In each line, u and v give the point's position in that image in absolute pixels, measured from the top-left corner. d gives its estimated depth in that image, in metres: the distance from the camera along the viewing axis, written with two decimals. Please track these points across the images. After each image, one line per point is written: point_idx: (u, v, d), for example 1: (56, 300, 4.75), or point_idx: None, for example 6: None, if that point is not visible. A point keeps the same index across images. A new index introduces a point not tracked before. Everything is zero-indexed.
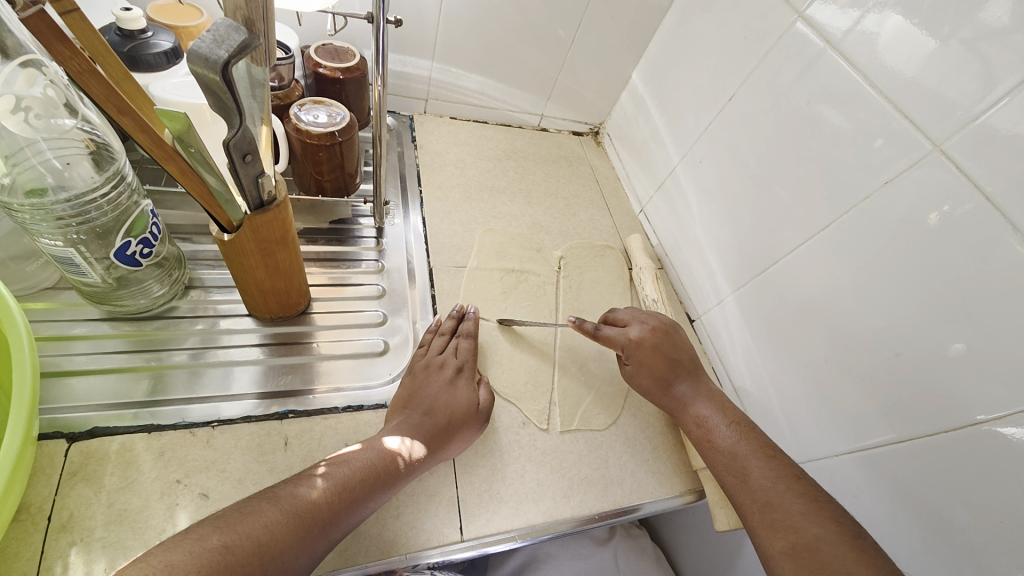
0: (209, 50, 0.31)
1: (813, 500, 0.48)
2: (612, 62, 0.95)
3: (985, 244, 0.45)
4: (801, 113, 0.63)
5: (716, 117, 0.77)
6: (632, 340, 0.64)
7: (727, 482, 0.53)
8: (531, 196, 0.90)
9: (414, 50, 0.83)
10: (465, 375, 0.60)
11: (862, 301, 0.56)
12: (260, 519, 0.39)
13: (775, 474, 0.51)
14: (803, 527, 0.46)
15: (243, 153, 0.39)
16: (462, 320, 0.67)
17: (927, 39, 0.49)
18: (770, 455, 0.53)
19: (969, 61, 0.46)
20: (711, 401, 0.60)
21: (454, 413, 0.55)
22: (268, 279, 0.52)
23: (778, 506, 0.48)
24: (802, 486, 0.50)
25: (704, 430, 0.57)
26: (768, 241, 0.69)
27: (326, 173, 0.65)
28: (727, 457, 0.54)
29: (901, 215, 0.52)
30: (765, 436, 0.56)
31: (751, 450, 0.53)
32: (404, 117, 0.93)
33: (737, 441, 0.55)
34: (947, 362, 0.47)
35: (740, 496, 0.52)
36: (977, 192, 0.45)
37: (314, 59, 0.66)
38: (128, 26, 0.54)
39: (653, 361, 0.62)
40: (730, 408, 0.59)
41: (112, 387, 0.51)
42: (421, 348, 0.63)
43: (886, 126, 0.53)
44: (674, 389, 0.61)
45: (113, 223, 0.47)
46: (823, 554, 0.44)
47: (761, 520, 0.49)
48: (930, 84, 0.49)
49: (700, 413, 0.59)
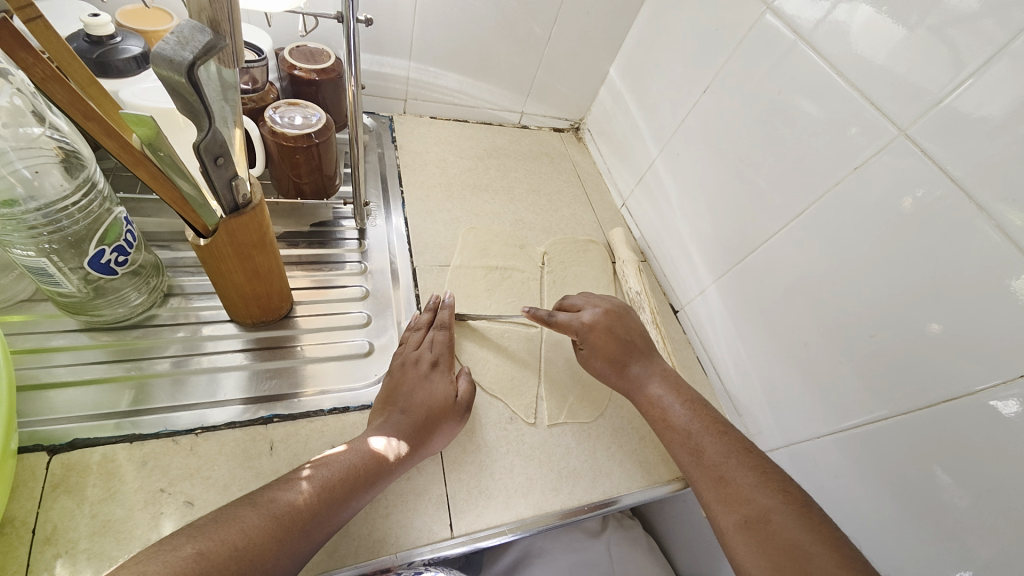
0: (174, 52, 0.32)
1: (761, 471, 0.50)
2: (591, 57, 0.96)
3: (955, 226, 0.46)
4: (775, 103, 0.64)
5: (692, 110, 0.78)
6: (585, 323, 0.65)
7: (681, 459, 0.54)
8: (513, 193, 0.90)
9: (391, 49, 0.83)
10: (441, 368, 0.60)
11: (837, 286, 0.58)
12: (239, 525, 0.39)
13: (727, 449, 0.52)
14: (755, 500, 0.47)
15: (215, 156, 0.38)
16: (438, 311, 0.67)
17: (895, 29, 0.51)
18: (721, 433, 0.54)
19: (937, 49, 0.47)
20: (664, 380, 0.61)
21: (432, 408, 0.55)
22: (248, 283, 0.51)
23: (731, 481, 0.50)
24: (752, 461, 0.51)
25: (659, 409, 0.58)
26: (746, 230, 0.70)
27: (304, 176, 0.64)
28: (682, 434, 0.55)
29: (876, 200, 0.53)
30: (716, 412, 0.57)
31: (704, 429, 0.55)
32: (383, 118, 0.93)
33: (691, 419, 0.56)
34: (925, 342, 0.49)
35: (694, 473, 0.53)
36: (948, 177, 0.47)
37: (289, 62, 0.66)
38: (95, 32, 0.52)
39: (606, 343, 0.63)
40: (685, 390, 0.59)
41: (93, 399, 0.50)
42: (400, 344, 0.63)
43: (858, 114, 0.54)
44: (628, 371, 0.62)
45: (86, 231, 0.46)
46: (775, 523, 0.45)
47: (716, 496, 0.50)
48: (899, 72, 0.50)
49: (654, 394, 0.59)
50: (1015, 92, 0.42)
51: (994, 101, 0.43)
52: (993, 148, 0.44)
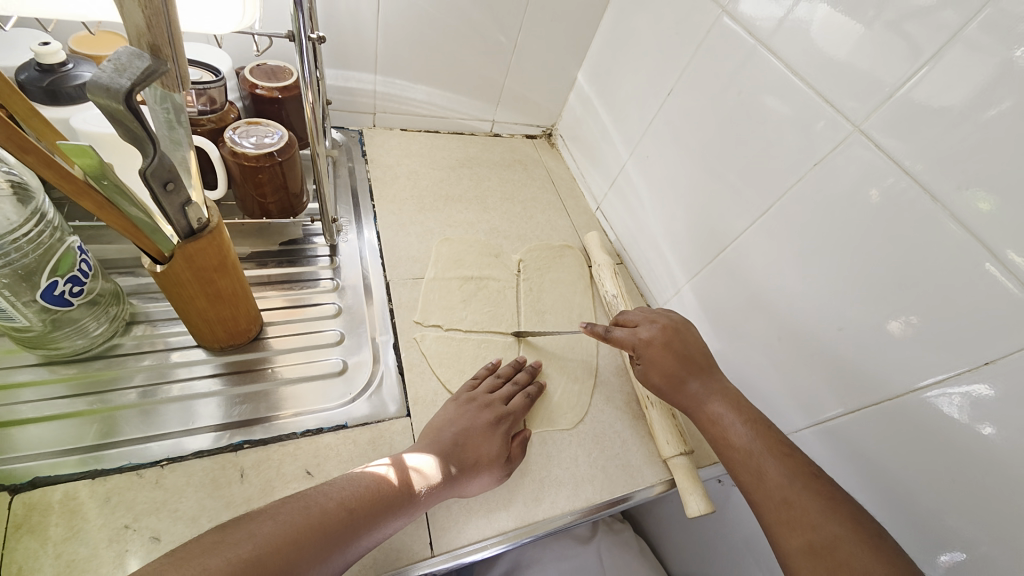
0: (110, 80, 0.31)
1: (829, 497, 0.46)
2: (558, 64, 0.96)
3: (915, 216, 0.47)
4: (739, 103, 0.65)
5: (659, 113, 0.79)
6: (642, 339, 0.62)
7: (741, 478, 0.51)
8: (487, 201, 0.90)
9: (356, 63, 0.82)
10: (502, 427, 0.58)
11: (807, 281, 0.58)
12: (229, 555, 0.37)
13: (789, 471, 0.49)
14: (824, 526, 0.45)
15: (164, 181, 0.38)
16: (519, 371, 0.66)
17: (854, 26, 0.51)
18: (786, 453, 0.50)
19: (895, 43, 0.48)
20: (726, 398, 0.57)
21: (481, 455, 0.54)
22: (212, 308, 0.50)
23: (795, 505, 0.47)
24: (818, 484, 0.48)
25: (718, 428, 0.55)
26: (718, 230, 0.71)
27: (270, 195, 0.63)
28: (742, 454, 0.52)
29: (845, 191, 0.54)
30: (782, 433, 0.53)
31: (763, 448, 0.51)
32: (352, 133, 0.92)
33: (752, 439, 0.52)
34: (892, 331, 0.50)
35: (755, 495, 0.50)
36: (905, 172, 0.48)
37: (250, 81, 0.65)
38: (47, 61, 0.51)
39: (663, 359, 0.60)
40: (740, 405, 0.56)
41: (54, 434, 0.49)
42: (473, 381, 0.64)
43: (819, 112, 0.55)
44: (686, 387, 0.58)
45: (37, 263, 0.45)
46: (844, 554, 0.43)
47: (777, 519, 0.47)
48: (862, 67, 0.51)
49: (715, 411, 0.56)
50: (971, 84, 0.43)
51: (960, 92, 0.44)
52: (952, 139, 0.44)
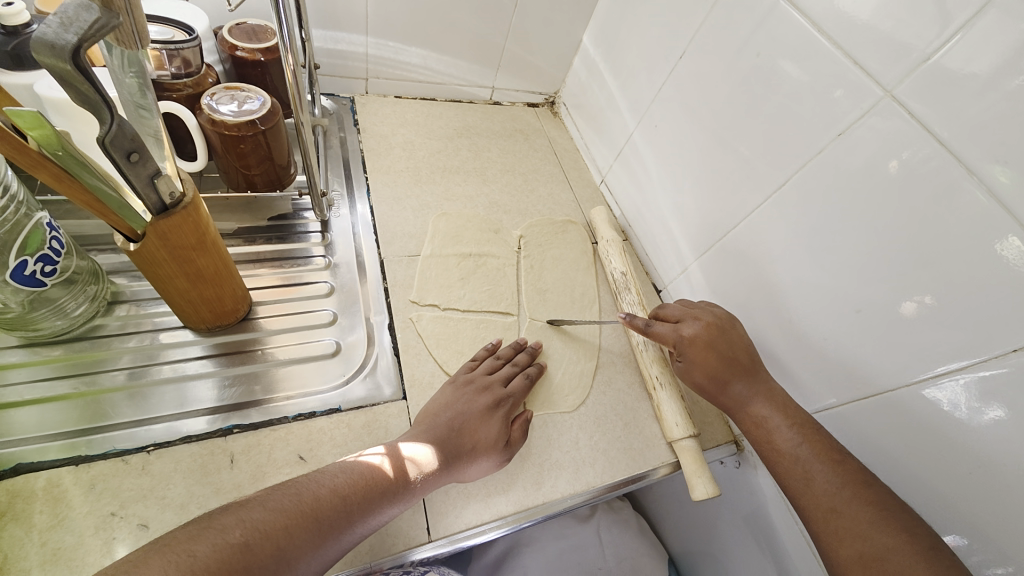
0: (56, 36, 0.28)
1: (879, 506, 0.43)
2: (562, 24, 0.90)
3: (942, 190, 0.43)
4: (755, 67, 0.60)
5: (668, 78, 0.74)
6: (684, 337, 0.59)
7: (788, 484, 0.50)
8: (486, 174, 0.86)
9: (345, 24, 0.77)
10: (501, 412, 0.56)
11: (822, 260, 0.55)
12: (213, 540, 0.35)
13: (841, 479, 0.46)
14: (873, 536, 0.42)
15: (127, 151, 0.34)
16: (521, 352, 0.64)
17: None
18: (835, 459, 0.47)
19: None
20: (772, 400, 0.54)
21: (478, 439, 0.53)
22: (193, 288, 0.47)
23: (842, 514, 0.44)
24: (871, 493, 0.45)
25: (763, 432, 0.52)
26: (728, 205, 0.67)
27: (254, 167, 0.59)
28: (789, 460, 0.50)
29: (862, 164, 0.50)
30: (834, 437, 0.50)
31: (812, 453, 0.49)
32: (344, 100, 0.87)
33: (800, 444, 0.50)
34: (910, 308, 0.46)
35: (802, 502, 0.48)
36: (933, 138, 0.44)
37: (229, 42, 0.60)
38: (10, 22, 0.47)
39: (706, 360, 0.57)
40: (792, 408, 0.53)
41: (38, 418, 0.47)
42: (472, 363, 0.62)
43: (842, 75, 0.51)
44: (731, 389, 0.56)
45: (4, 242, 0.42)
46: (894, 564, 0.40)
47: (824, 528, 0.45)
48: (885, 28, 0.46)
49: (760, 414, 0.53)
50: (998, 48, 0.39)
51: (983, 55, 0.40)
52: (982, 106, 0.40)
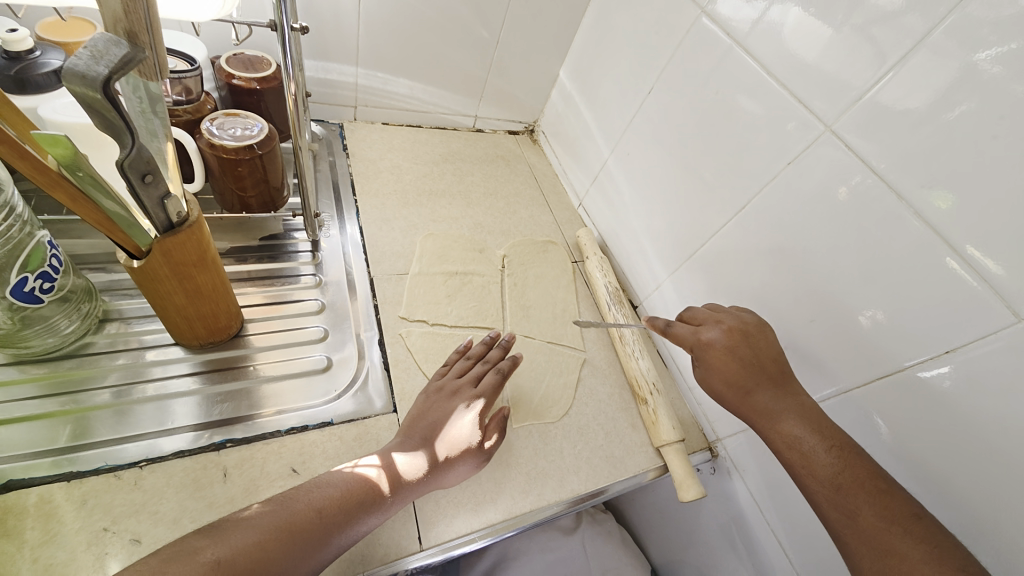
0: (87, 67, 0.30)
1: (935, 546, 0.39)
2: (542, 59, 0.96)
3: (887, 212, 0.49)
4: (717, 102, 0.67)
5: (640, 110, 0.80)
6: (703, 342, 0.57)
7: (830, 515, 0.45)
8: (470, 197, 0.90)
9: (337, 56, 0.81)
10: (471, 408, 0.58)
11: (782, 275, 0.60)
12: (197, 558, 0.37)
13: (889, 515, 0.42)
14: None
15: (142, 173, 0.36)
16: (492, 347, 0.67)
17: (823, 29, 0.53)
18: (881, 491, 0.43)
19: (860, 46, 0.50)
20: (803, 414, 0.49)
21: (451, 440, 0.55)
22: (191, 304, 0.49)
23: (897, 555, 0.40)
24: (921, 529, 0.40)
25: (798, 454, 0.47)
26: (697, 226, 0.72)
27: (249, 189, 0.62)
28: (828, 489, 0.45)
29: (814, 189, 0.56)
30: (875, 462, 0.46)
31: (857, 483, 0.44)
32: (333, 126, 0.90)
33: (841, 472, 0.45)
34: (861, 315, 0.52)
35: (846, 538, 0.43)
36: (872, 171, 0.50)
37: (226, 71, 0.63)
38: (14, 48, 0.48)
39: (725, 367, 0.54)
40: (828, 428, 0.48)
41: (26, 436, 0.47)
42: (444, 367, 0.64)
43: (790, 111, 0.57)
44: (755, 399, 0.52)
45: (5, 259, 0.43)
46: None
47: (875, 569, 0.41)
48: (829, 70, 0.53)
49: (790, 431, 0.49)
50: (932, 87, 0.45)
51: (917, 94, 0.46)
52: (920, 138, 0.46)
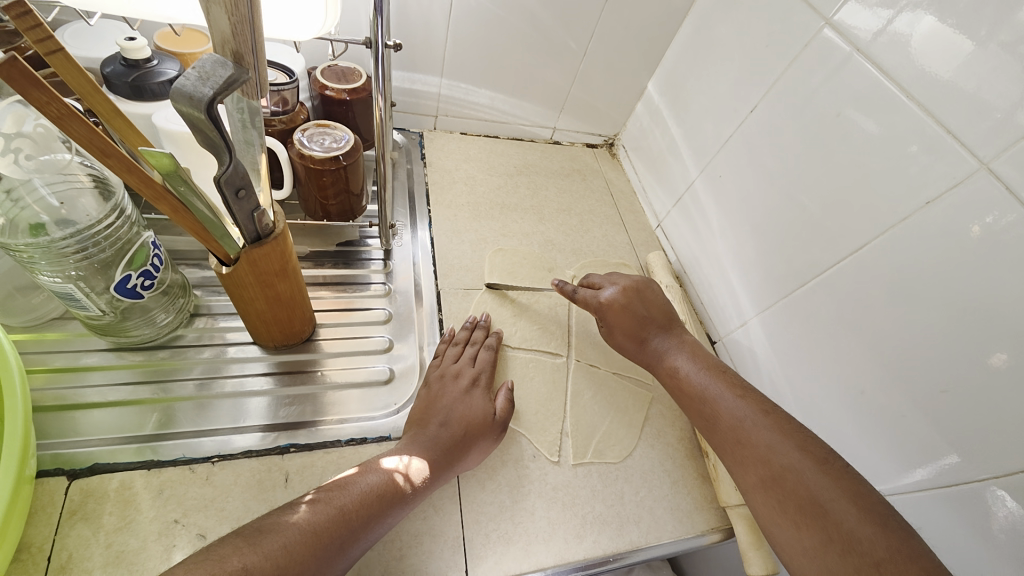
0: (194, 88, 0.31)
1: (780, 430, 0.50)
2: (628, 71, 0.92)
3: None
4: (829, 124, 0.59)
5: (737, 130, 0.73)
6: (603, 301, 0.66)
7: (704, 423, 0.55)
8: (543, 213, 0.87)
9: (424, 66, 0.82)
10: (481, 385, 0.60)
11: (900, 329, 0.52)
12: (243, 560, 0.36)
13: (744, 410, 0.52)
14: (773, 460, 0.48)
15: (236, 188, 0.37)
16: (475, 330, 0.67)
17: (961, 43, 0.46)
18: (740, 393, 0.54)
19: (1010, 64, 0.43)
20: (684, 349, 0.62)
21: (470, 423, 0.55)
22: (270, 310, 0.50)
23: (748, 442, 0.50)
24: (771, 418, 0.51)
25: (676, 378, 0.59)
26: (795, 262, 0.64)
27: (331, 198, 0.63)
28: (700, 400, 0.56)
29: (938, 226, 0.48)
30: (737, 376, 0.58)
31: (721, 390, 0.55)
32: (413, 134, 0.92)
33: (708, 382, 0.57)
34: (1007, 390, 0.43)
35: (715, 439, 0.54)
36: (1021, 204, 0.42)
37: (320, 82, 0.65)
38: (132, 56, 0.50)
39: (621, 320, 0.65)
40: (701, 354, 0.61)
41: (118, 421, 0.50)
42: (435, 359, 0.62)
43: (918, 130, 0.49)
44: (649, 344, 0.63)
45: (113, 257, 0.46)
46: (794, 481, 0.46)
47: (734, 458, 0.51)
48: (968, 88, 0.46)
49: (673, 363, 0.60)
50: None
51: None
52: None
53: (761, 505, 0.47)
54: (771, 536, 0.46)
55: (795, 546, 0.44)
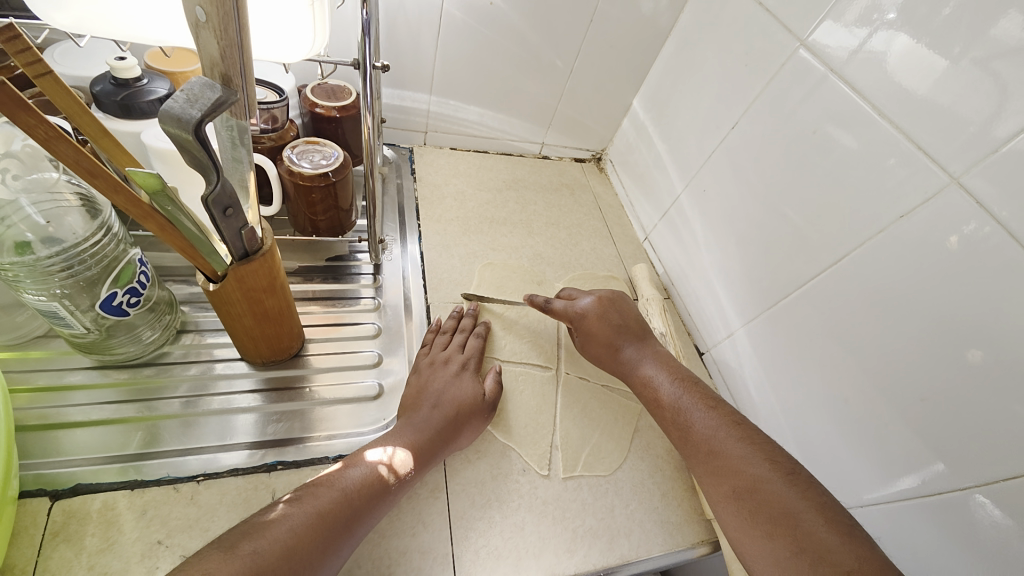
0: (182, 110, 0.31)
1: (750, 441, 0.51)
2: (614, 88, 0.94)
3: (1009, 267, 0.42)
4: (808, 139, 0.61)
5: (721, 146, 0.75)
6: (579, 312, 0.67)
7: (675, 435, 0.56)
8: (532, 226, 0.88)
9: (414, 84, 0.83)
10: (470, 370, 0.61)
11: (881, 338, 0.53)
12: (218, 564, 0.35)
13: (715, 422, 0.53)
14: (743, 470, 0.48)
15: (224, 207, 0.38)
16: (462, 319, 0.69)
17: (937, 59, 0.48)
18: (711, 406, 0.55)
19: (981, 81, 0.45)
20: (657, 360, 0.63)
21: (461, 405, 0.57)
22: (257, 326, 0.50)
23: (720, 453, 0.51)
24: (742, 430, 0.52)
25: (650, 389, 0.60)
26: (778, 274, 0.66)
27: (320, 213, 0.64)
28: (672, 412, 0.57)
29: (916, 237, 0.49)
30: (707, 388, 0.59)
31: (693, 403, 0.56)
32: (403, 150, 0.93)
33: (680, 395, 0.58)
34: (985, 398, 0.44)
35: (687, 451, 0.54)
36: (992, 217, 0.44)
37: (310, 99, 0.66)
38: (122, 75, 0.51)
39: (598, 330, 0.66)
40: (674, 366, 0.62)
41: (103, 440, 0.50)
42: (425, 347, 0.63)
43: (894, 145, 0.51)
44: (622, 353, 0.64)
45: (99, 274, 0.46)
46: (764, 491, 0.46)
47: (707, 469, 0.51)
48: (941, 102, 0.48)
49: (647, 373, 0.62)
50: None
51: None
52: None
53: (731, 516, 0.48)
54: (742, 547, 0.46)
55: (766, 555, 0.44)
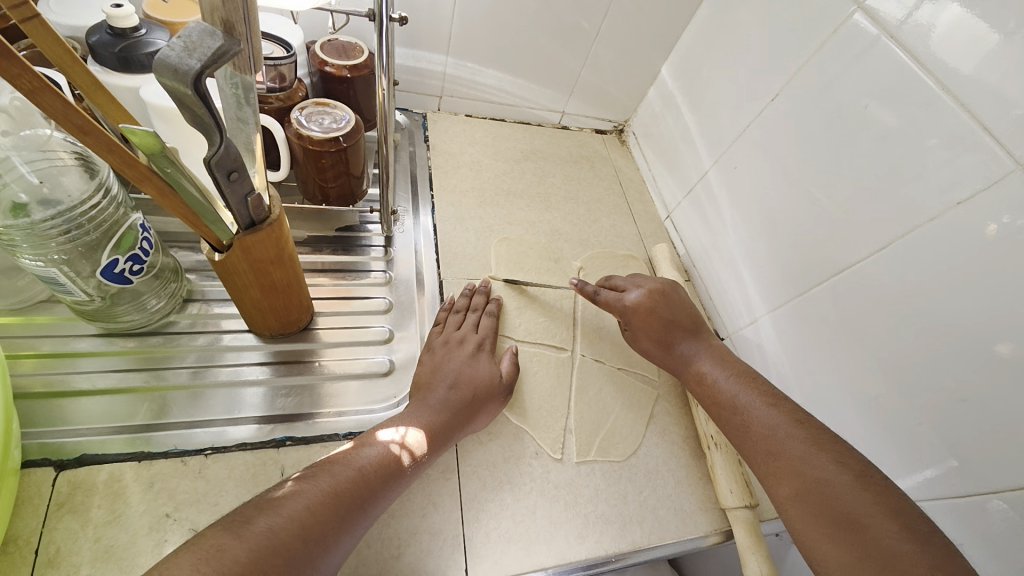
0: (180, 60, 0.28)
1: (814, 442, 0.48)
2: (641, 54, 0.88)
3: None
4: (849, 114, 0.56)
5: (756, 120, 0.70)
6: (628, 305, 0.64)
7: (733, 432, 0.54)
8: (550, 201, 0.84)
9: (429, 44, 0.78)
10: (486, 350, 0.60)
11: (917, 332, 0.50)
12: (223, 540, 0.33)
13: (775, 420, 0.51)
14: (806, 471, 0.46)
15: (228, 171, 0.35)
16: (474, 296, 0.66)
17: (988, 34, 0.44)
18: (772, 403, 0.53)
19: None
20: (712, 356, 0.61)
21: (478, 387, 0.55)
22: (265, 298, 0.48)
23: (780, 453, 0.49)
24: (804, 429, 0.50)
25: (707, 386, 0.58)
26: (810, 259, 0.62)
27: (330, 180, 0.61)
28: (728, 408, 0.55)
29: (960, 224, 0.46)
30: (768, 383, 0.57)
31: (751, 399, 0.54)
32: (417, 115, 0.88)
33: (738, 391, 0.56)
34: None
35: (745, 448, 0.52)
36: None
37: (319, 56, 0.62)
38: (119, 24, 0.47)
39: (648, 324, 0.63)
40: (730, 360, 0.60)
41: (108, 410, 0.48)
42: (438, 325, 0.62)
43: (942, 121, 0.47)
44: (676, 349, 0.62)
45: (99, 239, 0.44)
46: (828, 494, 0.44)
47: (766, 469, 0.49)
48: (990, 81, 0.44)
49: (702, 369, 0.60)
50: None
51: None
52: None
53: (794, 517, 0.46)
54: (803, 548, 0.44)
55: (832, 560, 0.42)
